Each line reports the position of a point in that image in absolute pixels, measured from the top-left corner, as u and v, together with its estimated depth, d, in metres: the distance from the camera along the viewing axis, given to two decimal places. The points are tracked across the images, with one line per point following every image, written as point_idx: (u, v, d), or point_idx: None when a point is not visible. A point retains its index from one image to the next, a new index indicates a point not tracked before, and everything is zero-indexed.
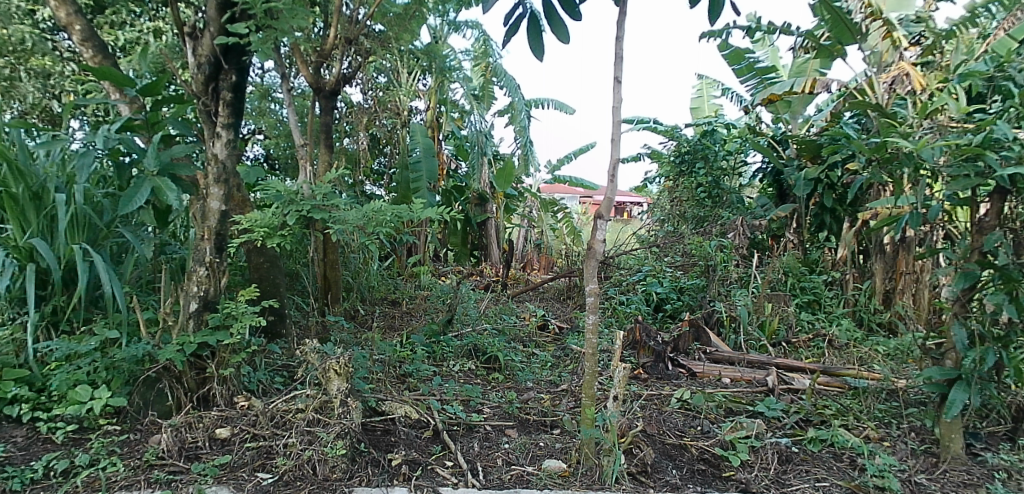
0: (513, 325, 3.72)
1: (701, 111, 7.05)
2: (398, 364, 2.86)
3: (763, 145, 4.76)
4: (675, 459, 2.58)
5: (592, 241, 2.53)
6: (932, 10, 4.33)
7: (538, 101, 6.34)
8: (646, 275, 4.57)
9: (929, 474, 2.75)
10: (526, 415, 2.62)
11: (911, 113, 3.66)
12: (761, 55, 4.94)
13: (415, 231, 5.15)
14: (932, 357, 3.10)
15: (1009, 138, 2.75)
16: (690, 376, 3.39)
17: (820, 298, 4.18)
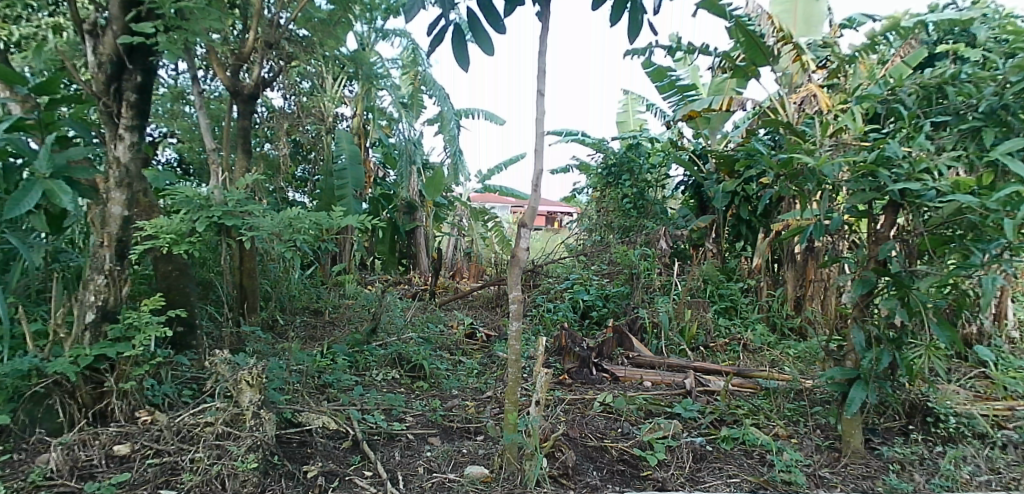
0: (440, 334, 3.71)
1: (627, 125, 7.29)
2: (318, 375, 2.81)
3: (684, 159, 4.97)
4: (596, 461, 2.64)
5: (516, 249, 2.56)
6: (837, 36, 4.64)
7: (468, 111, 6.38)
8: (574, 283, 4.65)
9: (832, 468, 2.93)
10: (450, 422, 2.63)
11: (816, 131, 3.91)
12: (681, 74, 5.13)
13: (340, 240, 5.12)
14: (835, 358, 3.32)
15: (898, 156, 3.00)
16: (614, 380, 3.49)
17: (737, 304, 4.38)
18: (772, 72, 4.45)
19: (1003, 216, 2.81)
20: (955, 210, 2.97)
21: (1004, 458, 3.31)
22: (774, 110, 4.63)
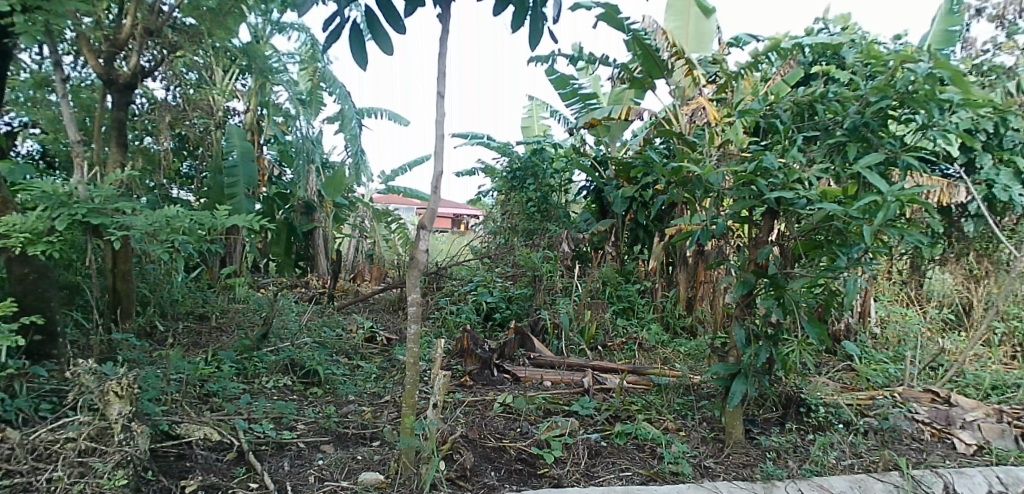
0: (337, 339, 3.62)
1: (531, 130, 7.43)
2: (200, 384, 2.67)
3: (586, 165, 5.13)
4: (494, 461, 2.68)
5: (415, 251, 2.53)
6: (725, 53, 4.95)
7: (370, 110, 6.26)
8: (477, 286, 4.67)
9: (716, 458, 3.13)
10: (344, 429, 2.56)
11: (704, 141, 4.17)
12: (584, 82, 5.29)
13: (228, 241, 4.88)
14: (719, 355, 3.56)
15: (774, 168, 3.25)
16: (514, 381, 3.54)
17: (634, 305, 4.57)
18: (667, 85, 4.67)
19: (862, 223, 3.12)
20: (824, 217, 3.25)
21: (864, 442, 3.68)
22: (669, 121, 4.88)
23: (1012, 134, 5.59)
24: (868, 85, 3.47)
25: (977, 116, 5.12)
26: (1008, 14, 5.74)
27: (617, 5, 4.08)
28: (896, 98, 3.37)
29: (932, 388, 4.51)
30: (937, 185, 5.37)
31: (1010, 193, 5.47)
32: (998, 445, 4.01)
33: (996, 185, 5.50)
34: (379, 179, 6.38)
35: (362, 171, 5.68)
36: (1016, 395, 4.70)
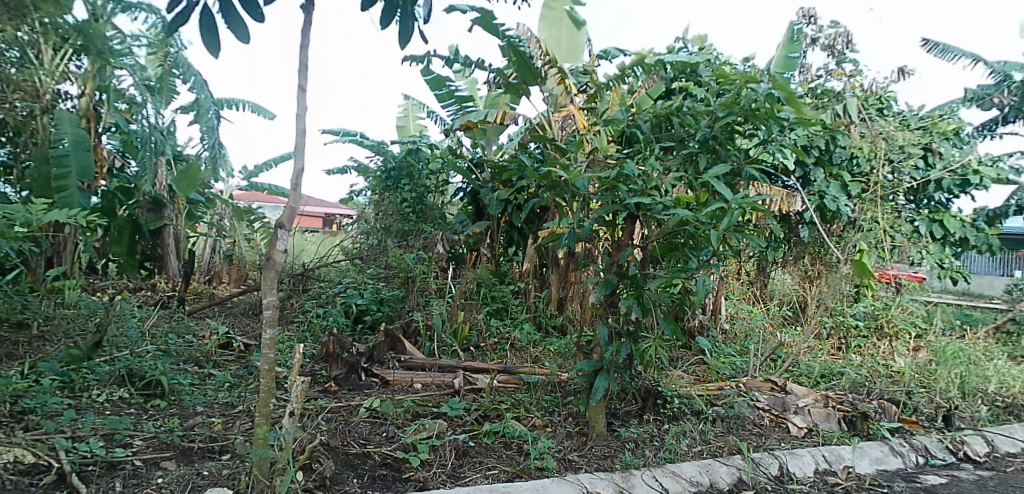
0: (187, 346, 3.39)
1: (407, 129, 7.36)
2: (12, 401, 2.39)
3: (462, 167, 5.18)
4: (357, 468, 2.63)
5: (272, 251, 2.40)
6: (595, 65, 5.20)
7: (231, 101, 5.91)
8: (347, 287, 4.57)
9: (579, 451, 3.30)
10: (190, 443, 2.39)
11: (572, 148, 4.34)
12: (460, 84, 5.32)
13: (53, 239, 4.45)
14: (585, 352, 3.74)
15: (634, 175, 3.46)
16: (383, 385, 3.48)
17: (507, 305, 4.66)
18: (541, 92, 4.83)
19: (710, 228, 3.40)
20: (679, 222, 3.51)
21: (712, 430, 4.03)
22: (543, 127, 5.04)
23: (839, 152, 6.35)
24: (718, 101, 3.80)
25: (810, 133, 5.77)
26: (837, 44, 6.37)
27: (492, 11, 4.14)
28: (740, 114, 3.73)
29: (771, 377, 5.02)
30: (778, 194, 5.97)
31: (837, 203, 6.21)
32: (823, 426, 4.55)
33: (826, 196, 6.20)
34: (239, 175, 6.03)
35: (220, 166, 5.37)
36: (839, 381, 5.36)
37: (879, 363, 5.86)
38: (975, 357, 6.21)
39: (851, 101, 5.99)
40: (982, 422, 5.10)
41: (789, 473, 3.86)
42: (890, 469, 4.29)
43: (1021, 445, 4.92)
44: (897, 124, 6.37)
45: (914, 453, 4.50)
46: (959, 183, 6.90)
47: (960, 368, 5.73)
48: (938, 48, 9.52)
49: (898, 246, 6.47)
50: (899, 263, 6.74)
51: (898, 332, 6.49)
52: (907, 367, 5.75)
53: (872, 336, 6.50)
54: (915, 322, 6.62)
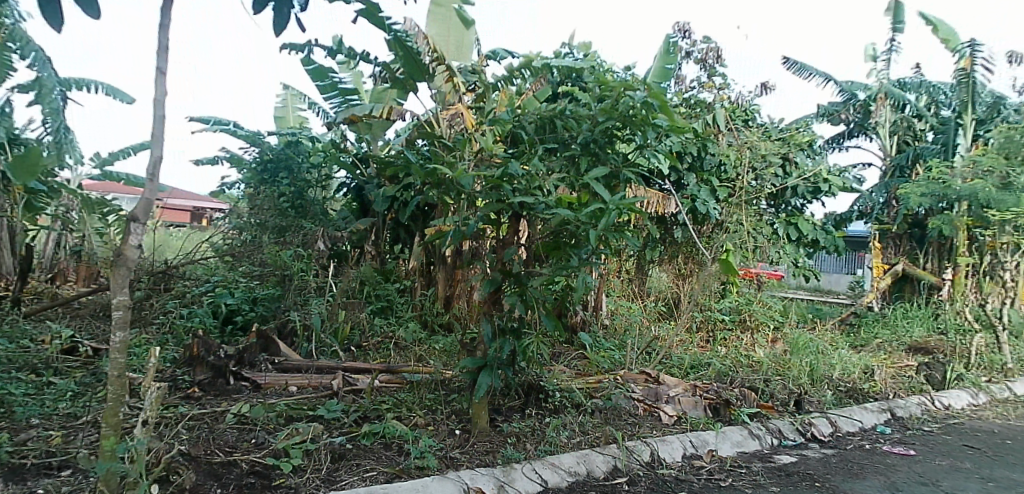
0: (22, 352, 3.06)
1: (286, 120, 7.52)
2: None
3: (346, 162, 5.05)
4: (221, 478, 2.49)
5: (124, 246, 2.12)
6: (484, 65, 5.23)
7: (81, 81, 5.34)
8: (215, 285, 4.43)
9: (461, 448, 3.32)
10: (21, 460, 2.15)
11: (457, 145, 4.35)
12: (344, 76, 5.17)
13: None
14: (468, 350, 3.77)
15: (518, 175, 3.53)
16: (254, 388, 3.35)
17: (392, 304, 4.60)
18: (428, 89, 4.80)
19: (590, 228, 3.55)
20: (561, 221, 3.62)
21: (590, 421, 4.20)
22: (430, 124, 5.01)
23: (709, 159, 6.84)
24: (598, 106, 3.96)
25: (683, 140, 6.17)
26: (708, 58, 6.82)
27: (379, 3, 4.03)
28: (618, 120, 3.90)
29: (646, 369, 5.32)
30: (654, 196, 6.32)
31: (707, 206, 6.68)
32: (691, 414, 4.90)
33: (698, 199, 6.67)
34: (90, 162, 5.48)
35: (65, 151, 4.90)
36: (706, 371, 5.78)
37: (742, 354, 6.39)
38: (822, 346, 6.94)
39: (720, 112, 6.47)
40: (826, 405, 5.72)
41: (659, 458, 4.12)
42: (748, 451, 4.70)
43: (857, 424, 5.58)
44: (759, 134, 6.99)
45: (769, 435, 4.96)
46: (811, 190, 7.67)
47: (809, 357, 6.39)
48: (795, 67, 10.54)
49: (759, 246, 7.07)
50: (761, 262, 7.36)
51: (758, 325, 7.11)
52: (766, 357, 6.31)
53: (737, 329, 7.08)
54: (773, 316, 7.27)
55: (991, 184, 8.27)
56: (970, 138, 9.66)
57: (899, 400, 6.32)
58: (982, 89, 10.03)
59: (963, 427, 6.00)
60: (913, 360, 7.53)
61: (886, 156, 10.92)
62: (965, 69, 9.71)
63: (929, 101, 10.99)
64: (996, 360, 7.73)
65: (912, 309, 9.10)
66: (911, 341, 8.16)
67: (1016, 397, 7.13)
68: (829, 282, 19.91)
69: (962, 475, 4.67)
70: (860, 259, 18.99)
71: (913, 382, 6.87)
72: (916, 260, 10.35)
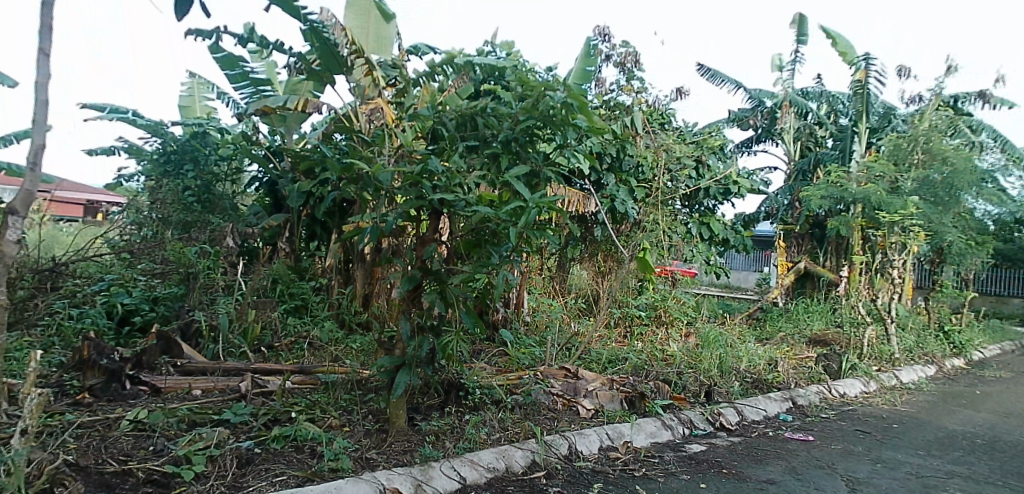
0: None
1: (193, 109, 7.20)
2: None
3: (258, 155, 4.88)
4: (114, 489, 2.34)
5: (2, 242, 2.07)
6: (405, 60, 5.17)
7: None
8: (110, 284, 4.26)
9: (378, 448, 3.27)
10: None
11: (374, 141, 4.28)
12: (255, 66, 4.99)
13: None
14: (385, 348, 3.73)
15: (437, 171, 3.52)
16: (153, 393, 3.20)
17: (307, 303, 4.58)
18: (346, 81, 4.70)
19: (510, 225, 3.58)
20: (481, 219, 3.63)
21: (510, 417, 4.25)
22: (349, 118, 4.90)
23: (628, 160, 7.04)
24: (519, 105, 4.00)
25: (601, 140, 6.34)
26: (627, 62, 7.02)
27: None
28: (539, 119, 3.96)
29: (565, 365, 5.43)
30: (574, 195, 6.44)
31: (625, 206, 6.90)
32: (608, 407, 5.05)
33: (616, 199, 6.88)
34: None
35: None
36: (623, 365, 5.97)
37: (657, 348, 6.63)
38: (730, 340, 7.31)
39: (638, 114, 6.69)
40: (734, 395, 6.05)
41: (577, 451, 4.22)
42: (662, 441, 4.89)
43: (762, 413, 5.92)
44: (675, 138, 7.32)
45: (681, 425, 5.19)
46: (722, 191, 8.05)
47: (719, 351, 6.72)
48: (708, 73, 11.04)
49: (674, 245, 7.36)
50: (675, 261, 7.66)
51: (673, 320, 7.41)
52: (679, 351, 6.59)
53: (652, 324, 7.34)
54: (687, 311, 7.59)
55: (882, 188, 8.97)
56: (864, 145, 10.44)
57: (800, 389, 6.75)
58: (875, 100, 10.84)
59: (855, 413, 6.49)
60: (812, 352, 8.07)
61: (790, 160, 11.64)
62: (860, 81, 10.48)
63: (829, 110, 11.78)
64: (884, 351, 8.41)
65: (812, 304, 9.75)
66: (811, 334, 8.74)
67: (900, 384, 7.78)
68: (737, 278, 21.08)
69: (853, 457, 5.05)
70: (766, 257, 20.20)
71: (812, 372, 7.36)
72: (816, 258, 11.09)
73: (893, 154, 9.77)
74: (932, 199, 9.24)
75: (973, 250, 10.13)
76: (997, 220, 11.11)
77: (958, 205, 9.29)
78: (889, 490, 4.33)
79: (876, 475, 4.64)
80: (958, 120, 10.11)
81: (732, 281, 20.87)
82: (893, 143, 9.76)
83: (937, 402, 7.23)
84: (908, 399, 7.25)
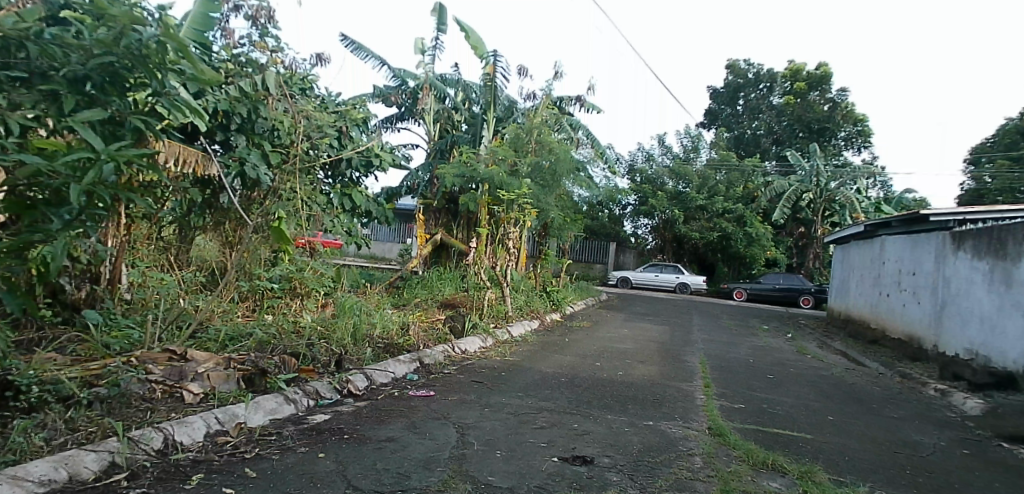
0: None
1: None
2: None
3: None
4: None
5: None
6: None
7: None
8: None
9: None
10: None
11: None
12: None
13: None
14: None
15: None
16: None
17: None
18: None
19: (70, 182, 2.99)
20: (29, 173, 2.92)
21: (85, 415, 3.65)
22: None
23: (261, 122, 6.53)
24: (94, 36, 3.31)
25: (207, 100, 5.86)
26: (260, 17, 6.48)
27: None
28: (124, 58, 3.35)
29: (170, 347, 4.94)
30: (193, 153, 5.59)
31: (257, 171, 6.36)
32: (221, 389, 4.73)
33: (247, 163, 6.32)
34: None
35: None
36: (245, 342, 5.66)
37: (288, 320, 6.46)
38: (366, 308, 7.56)
39: (271, 75, 6.24)
40: (364, 361, 6.27)
41: (174, 443, 3.80)
42: (282, 416, 4.77)
43: (389, 375, 6.27)
44: (315, 106, 7.14)
45: (306, 397, 5.15)
46: (364, 164, 8.09)
47: (353, 319, 6.89)
48: (349, 46, 11.83)
49: (313, 215, 7.25)
50: (315, 231, 7.56)
51: (308, 292, 7.31)
52: (312, 321, 6.55)
53: (287, 297, 7.11)
54: (324, 283, 7.57)
55: (502, 171, 10.37)
56: (491, 132, 11.89)
57: (427, 350, 7.37)
58: (501, 93, 12.39)
59: (472, 366, 7.39)
60: (441, 314, 8.93)
61: (430, 140, 12.60)
62: (489, 75, 11.83)
63: (464, 97, 13.02)
64: (500, 310, 9.85)
65: (444, 272, 10.84)
66: (442, 299, 9.68)
67: (510, 338, 9.20)
68: (379, 248, 23.53)
69: (466, 406, 5.74)
70: (409, 229, 22.78)
71: (439, 333, 8.11)
72: (451, 230, 12.28)
73: (513, 142, 11.34)
74: (541, 183, 11.07)
75: (568, 225, 12.50)
76: (586, 201, 13.92)
77: (559, 188, 11.33)
78: (491, 430, 5.04)
79: (482, 419, 5.35)
80: (561, 118, 12.19)
81: (374, 253, 22.94)
82: (514, 132, 11.29)
83: (535, 350, 8.76)
84: (514, 350, 8.61)
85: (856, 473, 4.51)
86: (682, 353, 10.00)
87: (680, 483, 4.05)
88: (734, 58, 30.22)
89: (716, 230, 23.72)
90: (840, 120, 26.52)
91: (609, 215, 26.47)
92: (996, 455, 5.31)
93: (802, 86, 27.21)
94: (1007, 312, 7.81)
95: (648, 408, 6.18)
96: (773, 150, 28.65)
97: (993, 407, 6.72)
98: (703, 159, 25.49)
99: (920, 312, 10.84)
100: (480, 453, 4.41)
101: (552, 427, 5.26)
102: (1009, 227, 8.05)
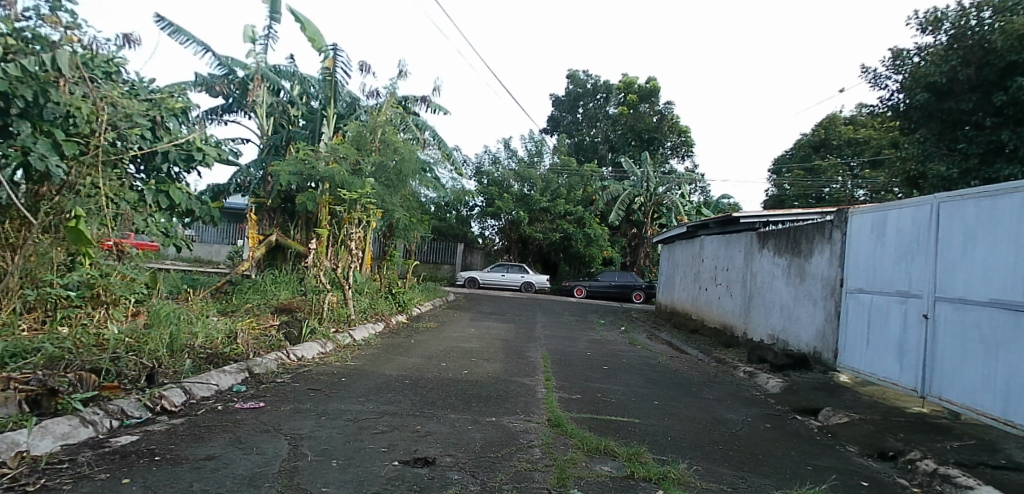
0: None
1: None
2: None
3: None
4: None
5: None
6: None
7: None
8: None
9: None
10: None
11: None
12: None
13: None
14: None
15: None
16: None
17: None
18: None
19: None
20: None
21: None
22: None
23: (52, 108, 5.66)
24: None
25: None
26: None
27: None
28: None
29: None
30: None
31: (46, 163, 5.59)
32: None
33: (32, 153, 5.50)
34: None
35: None
36: (31, 359, 4.93)
37: (87, 333, 5.64)
38: (186, 315, 6.92)
39: (62, 53, 5.44)
40: (182, 375, 5.76)
41: None
42: (77, 441, 4.19)
43: (213, 388, 5.78)
44: (122, 91, 6.38)
45: (108, 418, 4.57)
46: (184, 158, 7.46)
47: (170, 328, 6.22)
48: (165, 29, 10.76)
49: (120, 214, 6.56)
50: (125, 232, 6.79)
51: (115, 300, 6.36)
52: (118, 333, 5.78)
53: (87, 306, 6.13)
54: (134, 289, 6.58)
55: (344, 170, 10.05)
56: (331, 129, 11.53)
57: (258, 359, 6.93)
58: (342, 89, 12.04)
59: (309, 373, 7.07)
60: (275, 320, 8.46)
61: (262, 135, 11.92)
62: (328, 69, 11.39)
63: (301, 91, 12.60)
64: (342, 314, 9.58)
65: (279, 275, 10.29)
66: (277, 304, 9.21)
67: (352, 342, 8.95)
68: (204, 249, 21.70)
69: (301, 415, 5.46)
70: (239, 231, 21.35)
71: (273, 340, 7.67)
72: (287, 231, 11.67)
73: (356, 140, 11.07)
74: (386, 182, 10.91)
75: (414, 226, 12.34)
76: (433, 202, 13.94)
77: (404, 188, 11.24)
78: (327, 439, 4.84)
79: (319, 428, 5.13)
80: (405, 118, 12.31)
81: (198, 256, 21.10)
82: (357, 130, 11.02)
83: (379, 353, 8.59)
84: (356, 354, 8.37)
85: (675, 452, 4.97)
86: (526, 349, 10.39)
87: (519, 475, 4.19)
88: (574, 68, 32.09)
89: (559, 231, 24.94)
90: (666, 131, 29.10)
91: (457, 216, 26.69)
92: (789, 426, 6.14)
93: (633, 97, 29.44)
94: (802, 302, 9.06)
95: (491, 405, 6.35)
96: (609, 157, 30.81)
97: (789, 385, 7.76)
98: (546, 163, 26.74)
99: (733, 303, 12.21)
100: (314, 465, 4.21)
101: (393, 431, 5.18)
102: (802, 229, 9.36)
